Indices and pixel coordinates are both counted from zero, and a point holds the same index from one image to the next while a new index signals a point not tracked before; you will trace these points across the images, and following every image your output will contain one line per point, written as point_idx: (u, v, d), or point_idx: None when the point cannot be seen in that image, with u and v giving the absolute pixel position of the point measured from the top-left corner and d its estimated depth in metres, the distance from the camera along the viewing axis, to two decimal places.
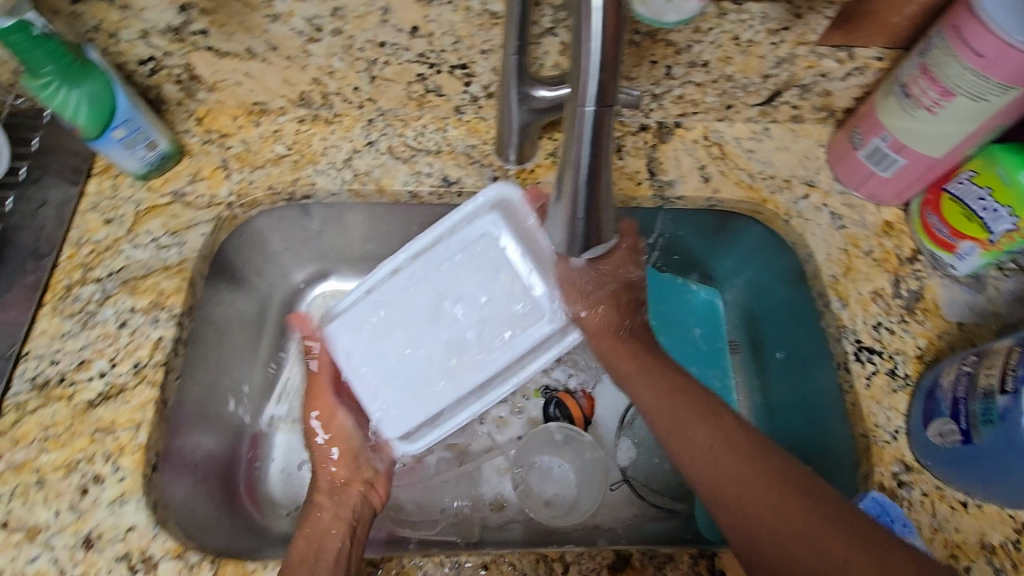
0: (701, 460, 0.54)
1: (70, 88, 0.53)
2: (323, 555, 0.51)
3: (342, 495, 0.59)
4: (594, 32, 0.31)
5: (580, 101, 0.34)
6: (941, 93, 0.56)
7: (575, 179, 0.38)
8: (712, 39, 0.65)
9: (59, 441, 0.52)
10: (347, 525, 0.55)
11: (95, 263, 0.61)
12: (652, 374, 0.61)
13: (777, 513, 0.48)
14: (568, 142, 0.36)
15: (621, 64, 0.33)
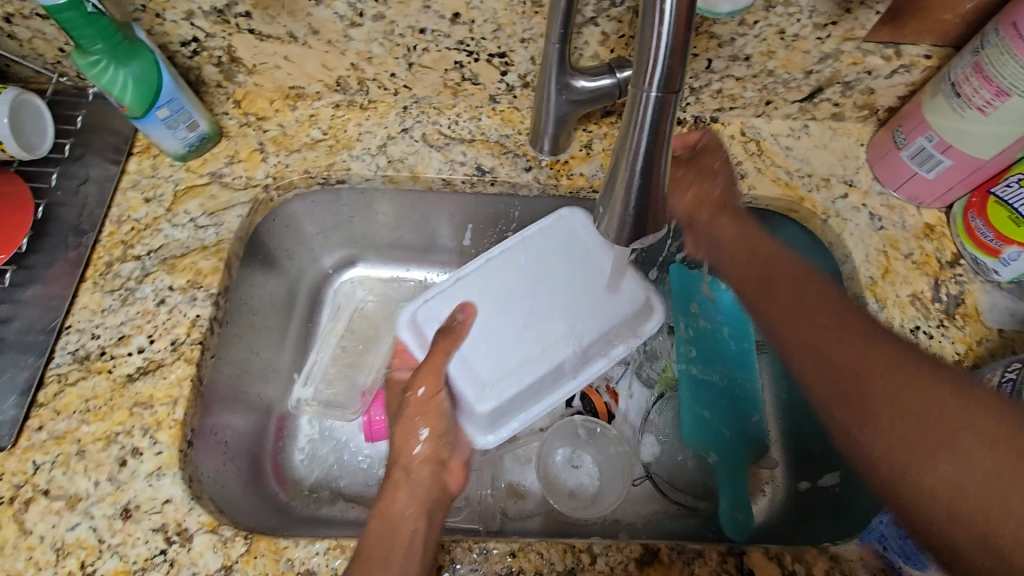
0: (791, 313, 0.54)
1: (118, 67, 0.54)
2: (399, 535, 0.49)
3: (416, 479, 0.55)
4: (666, 18, 0.32)
5: (644, 85, 0.35)
6: (995, 93, 0.55)
7: (632, 167, 0.37)
8: (756, 33, 0.64)
9: (99, 413, 0.53)
10: (422, 507, 0.52)
11: (135, 241, 0.62)
12: (742, 244, 0.61)
13: (866, 356, 0.47)
14: (627, 127, 0.36)
15: (688, 53, 0.34)
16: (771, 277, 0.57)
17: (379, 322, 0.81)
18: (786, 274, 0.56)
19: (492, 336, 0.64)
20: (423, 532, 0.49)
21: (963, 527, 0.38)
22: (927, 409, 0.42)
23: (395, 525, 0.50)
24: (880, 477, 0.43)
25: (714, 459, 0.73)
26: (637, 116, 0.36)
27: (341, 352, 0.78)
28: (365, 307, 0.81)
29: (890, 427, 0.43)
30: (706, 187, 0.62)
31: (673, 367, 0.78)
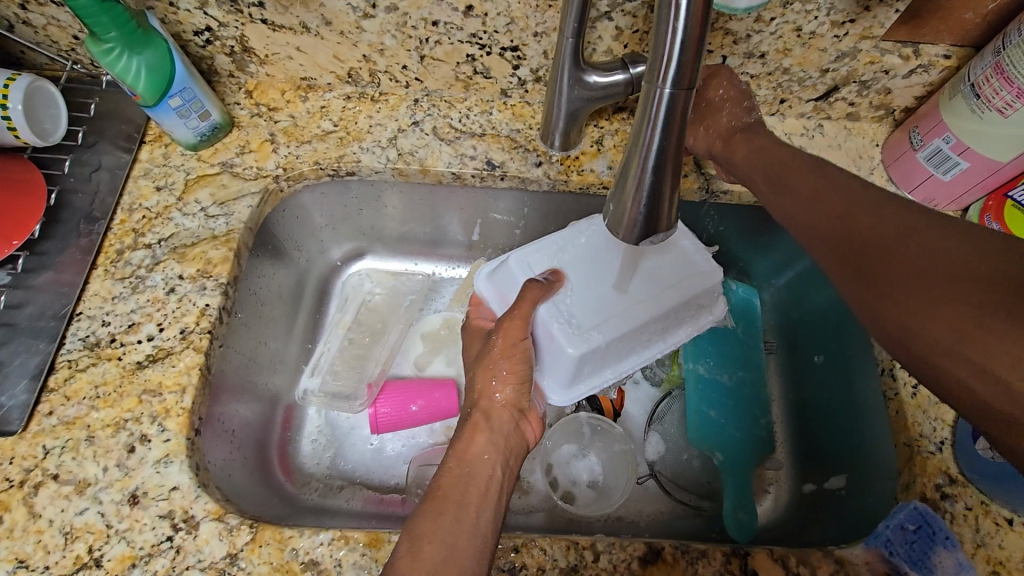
0: (790, 186, 0.53)
1: (132, 55, 0.54)
2: (476, 483, 0.47)
3: (494, 423, 0.53)
4: (682, 12, 0.32)
5: (658, 80, 0.34)
6: (1015, 94, 0.54)
7: (644, 163, 0.36)
8: (772, 30, 0.63)
9: (108, 400, 0.53)
10: (499, 453, 0.50)
11: (146, 229, 0.62)
12: (765, 155, 0.57)
13: (906, 219, 0.42)
14: (639, 123, 0.36)
15: (704, 48, 0.33)
16: (778, 170, 0.55)
17: (387, 315, 0.80)
18: (801, 173, 0.52)
19: (578, 288, 0.61)
20: (501, 481, 0.48)
21: (969, 371, 0.36)
22: (963, 268, 0.37)
23: (478, 469, 0.48)
24: (906, 351, 0.40)
25: (720, 459, 0.72)
26: (650, 112, 0.35)
27: (348, 344, 0.77)
28: (372, 300, 0.80)
29: (897, 297, 0.40)
30: (715, 118, 0.62)
31: (679, 366, 0.77)
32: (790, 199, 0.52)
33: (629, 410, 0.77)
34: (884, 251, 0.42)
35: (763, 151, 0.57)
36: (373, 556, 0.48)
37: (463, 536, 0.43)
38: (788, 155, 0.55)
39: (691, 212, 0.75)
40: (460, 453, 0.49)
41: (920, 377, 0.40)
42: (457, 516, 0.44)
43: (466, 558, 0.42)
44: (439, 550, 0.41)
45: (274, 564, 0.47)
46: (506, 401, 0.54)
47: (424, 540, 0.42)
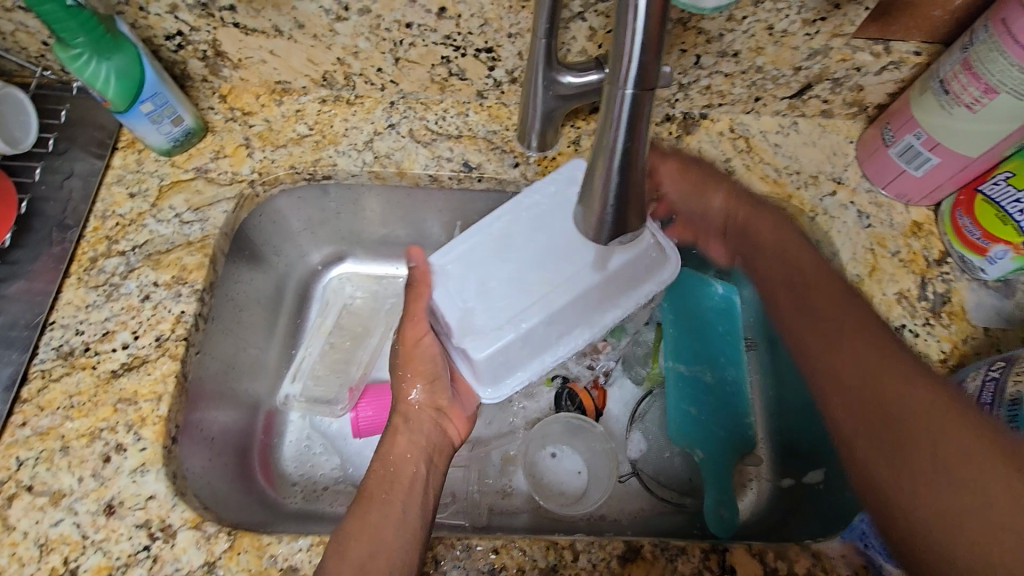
0: (797, 280, 0.62)
1: (101, 60, 0.53)
2: (400, 480, 0.53)
3: (414, 424, 0.58)
4: (640, 14, 0.32)
5: (620, 82, 0.34)
6: (984, 90, 0.54)
7: (610, 164, 0.37)
8: (745, 28, 0.64)
9: (83, 410, 0.53)
10: (422, 452, 0.56)
11: (119, 236, 0.61)
12: (790, 269, 0.63)
13: (931, 398, 0.48)
14: (604, 126, 0.36)
15: (663, 50, 0.34)
16: (790, 273, 0.63)
17: (368, 319, 0.81)
18: (813, 278, 0.60)
19: (492, 284, 0.60)
20: (423, 476, 0.54)
21: (953, 555, 0.43)
22: (973, 464, 0.44)
23: (401, 469, 0.54)
24: (890, 516, 0.47)
25: (700, 456, 0.74)
26: (613, 115, 0.35)
27: (329, 349, 0.78)
28: (353, 304, 0.81)
29: (913, 470, 0.47)
30: (713, 193, 0.67)
31: (661, 364, 0.77)
32: (798, 304, 0.61)
33: (610, 409, 0.78)
34: (906, 429, 0.48)
35: (778, 253, 0.64)
36: None
37: (389, 530, 0.48)
38: (797, 254, 0.62)
39: None
40: (385, 454, 0.55)
41: (896, 539, 0.47)
42: (383, 512, 0.49)
43: (391, 549, 0.47)
44: (364, 547, 0.47)
45: (252, 571, 0.47)
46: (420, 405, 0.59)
47: (351, 537, 0.47)
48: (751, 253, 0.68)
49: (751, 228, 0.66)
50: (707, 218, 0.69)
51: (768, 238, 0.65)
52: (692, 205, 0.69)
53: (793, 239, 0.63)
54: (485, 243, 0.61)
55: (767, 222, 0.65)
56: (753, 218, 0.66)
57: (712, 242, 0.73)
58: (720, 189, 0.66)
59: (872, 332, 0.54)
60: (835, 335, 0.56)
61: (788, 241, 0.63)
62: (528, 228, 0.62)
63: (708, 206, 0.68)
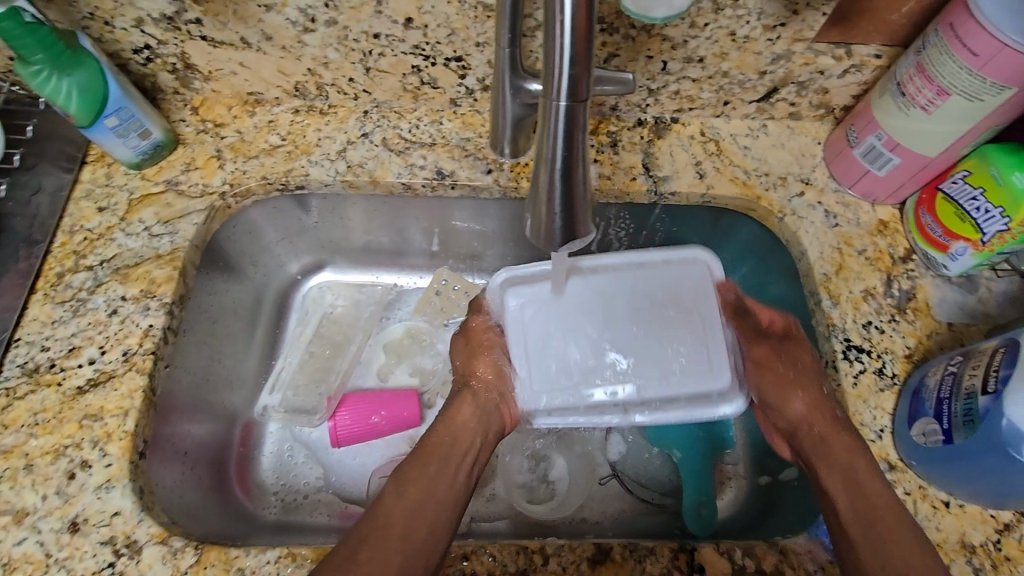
0: (844, 482, 0.53)
1: (61, 76, 0.53)
2: (458, 442, 0.58)
3: (482, 397, 0.62)
4: (565, 31, 0.34)
5: (553, 96, 0.37)
6: (936, 92, 0.55)
7: (550, 174, 0.39)
8: (708, 35, 0.65)
9: (47, 427, 0.52)
10: (480, 426, 0.60)
11: (87, 251, 0.61)
12: (839, 440, 0.55)
13: None
14: (542, 138, 0.38)
15: (591, 61, 0.36)
16: (847, 477, 0.53)
17: (349, 327, 0.80)
18: (868, 482, 0.52)
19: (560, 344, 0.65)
20: (478, 448, 0.59)
21: None
22: None
23: (461, 433, 0.59)
24: None
25: (678, 455, 0.74)
26: (550, 126, 0.38)
27: (309, 357, 0.77)
28: (334, 312, 0.81)
29: None
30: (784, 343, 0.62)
31: None
32: (847, 499, 0.52)
33: None
34: None
35: (847, 451, 0.54)
36: None
37: (443, 485, 0.53)
38: (855, 462, 0.53)
39: (643, 214, 0.77)
40: (449, 419, 0.60)
41: None
42: (438, 469, 0.54)
43: (444, 500, 0.52)
44: (420, 492, 0.52)
45: None
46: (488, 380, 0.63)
47: (409, 482, 0.52)
48: (796, 429, 0.59)
49: (824, 441, 0.56)
50: (784, 415, 0.60)
51: (832, 440, 0.55)
52: (771, 396, 0.61)
53: (842, 437, 0.55)
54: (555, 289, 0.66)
55: (824, 421, 0.57)
56: (836, 434, 0.56)
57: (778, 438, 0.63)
58: (809, 386, 0.59)
59: (914, 543, 0.48)
60: (880, 537, 0.49)
61: (833, 439, 0.55)
62: (604, 300, 0.66)
63: (806, 378, 0.59)
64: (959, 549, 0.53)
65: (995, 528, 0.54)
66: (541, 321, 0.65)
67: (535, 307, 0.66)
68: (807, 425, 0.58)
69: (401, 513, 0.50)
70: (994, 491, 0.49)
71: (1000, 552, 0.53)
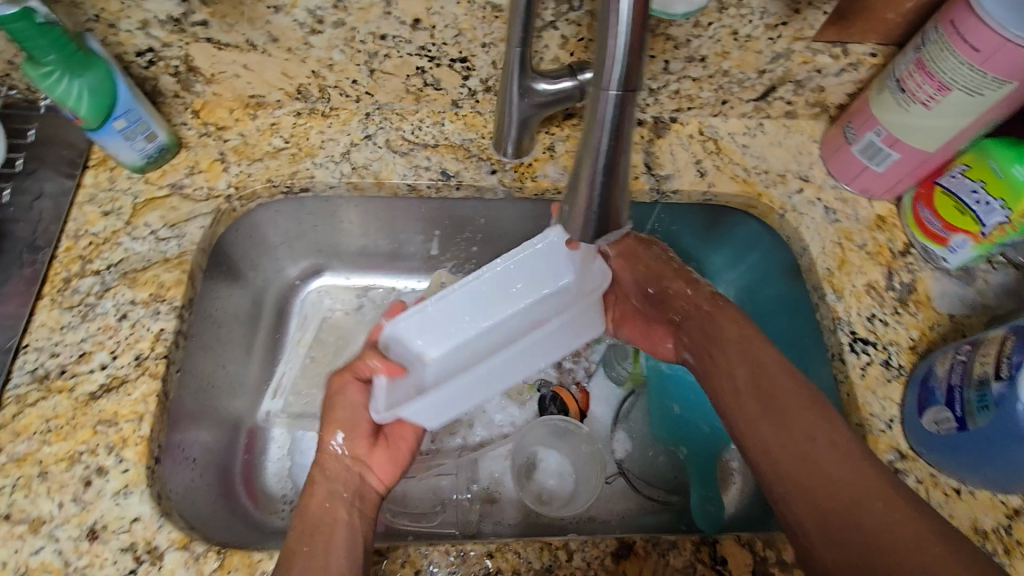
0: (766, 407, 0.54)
1: (72, 78, 0.52)
2: (321, 532, 0.50)
3: (330, 470, 0.55)
4: (624, 19, 0.35)
5: (605, 84, 0.37)
6: (937, 88, 0.57)
7: (596, 163, 0.39)
8: (711, 34, 0.66)
9: (61, 433, 0.51)
10: (350, 502, 0.53)
11: (94, 255, 0.60)
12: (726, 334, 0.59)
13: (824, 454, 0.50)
14: (589, 128, 0.38)
15: (643, 51, 0.36)
16: (771, 403, 0.54)
17: (349, 330, 0.81)
18: (796, 409, 0.53)
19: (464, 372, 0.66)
20: (345, 522, 0.51)
21: None
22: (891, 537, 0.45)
23: (318, 520, 0.50)
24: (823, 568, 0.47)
25: (685, 452, 0.76)
26: (599, 115, 0.38)
27: (310, 362, 0.79)
28: (333, 316, 0.81)
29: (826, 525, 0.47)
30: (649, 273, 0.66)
31: (642, 364, 0.80)
32: (771, 426, 0.53)
33: (594, 410, 0.79)
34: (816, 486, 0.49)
35: (741, 344, 0.58)
36: None
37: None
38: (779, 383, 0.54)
39: (643, 213, 0.78)
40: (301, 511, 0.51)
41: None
42: (304, 567, 0.46)
43: None
44: None
45: None
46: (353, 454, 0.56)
47: None
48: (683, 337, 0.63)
49: (743, 348, 0.58)
50: (668, 310, 0.65)
51: (739, 353, 0.57)
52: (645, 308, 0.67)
53: (750, 348, 0.57)
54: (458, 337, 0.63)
55: (728, 319, 0.60)
56: (719, 310, 0.61)
57: (659, 334, 0.66)
58: (676, 276, 0.64)
59: (810, 416, 0.52)
60: (816, 459, 0.50)
61: (752, 341, 0.58)
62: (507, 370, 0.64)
63: (677, 293, 0.64)
64: (972, 535, 0.54)
65: (1005, 513, 0.55)
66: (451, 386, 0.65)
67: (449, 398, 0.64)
68: (688, 309, 0.63)
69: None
70: (1006, 477, 0.51)
71: (1011, 537, 0.54)
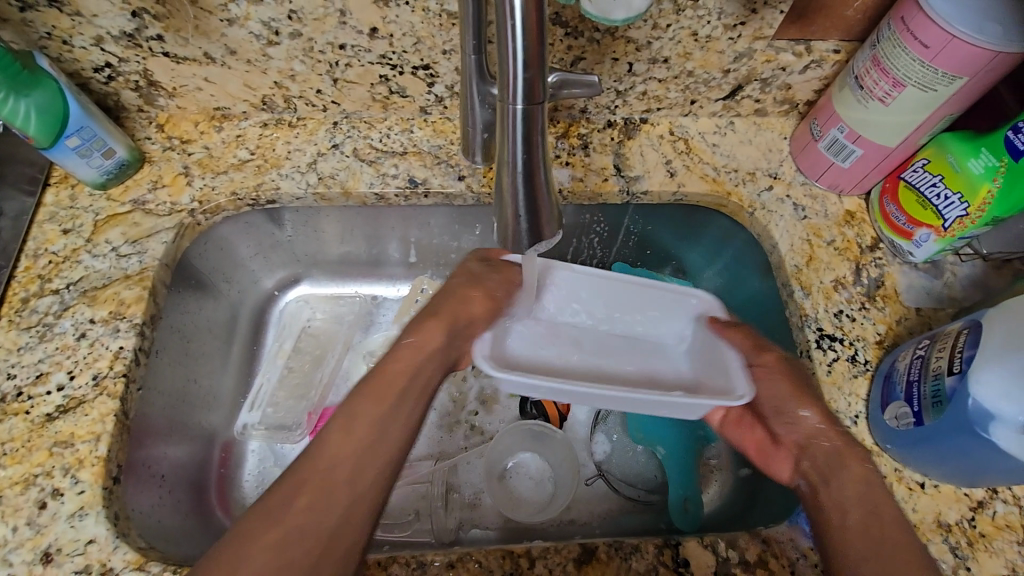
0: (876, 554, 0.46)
1: (17, 98, 0.52)
2: (415, 380, 0.55)
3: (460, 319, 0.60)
4: (518, 33, 0.35)
5: (510, 99, 0.38)
6: (892, 84, 0.57)
7: (513, 177, 0.40)
8: (671, 36, 0.66)
9: (15, 457, 0.51)
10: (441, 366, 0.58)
11: (53, 274, 0.60)
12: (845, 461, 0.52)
13: None
14: (502, 143, 0.40)
15: (545, 63, 0.37)
16: (882, 552, 0.46)
17: (326, 342, 0.79)
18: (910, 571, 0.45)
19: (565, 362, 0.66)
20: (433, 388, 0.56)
21: None
22: None
23: (410, 365, 0.55)
24: None
25: (662, 453, 0.74)
26: (509, 129, 0.39)
27: (287, 373, 0.77)
28: (313, 325, 0.80)
29: None
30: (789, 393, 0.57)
31: None
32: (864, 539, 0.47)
33: (573, 413, 0.79)
34: None
35: (864, 487, 0.50)
36: None
37: (390, 435, 0.50)
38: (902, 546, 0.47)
39: (617, 214, 0.78)
40: (419, 345, 0.57)
41: None
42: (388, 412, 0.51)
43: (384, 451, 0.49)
44: (368, 434, 0.49)
45: None
46: (478, 316, 0.60)
47: (356, 422, 0.50)
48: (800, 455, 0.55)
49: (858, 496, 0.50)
50: (792, 429, 0.56)
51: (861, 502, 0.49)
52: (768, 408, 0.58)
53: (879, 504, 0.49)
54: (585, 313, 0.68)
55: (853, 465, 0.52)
56: (850, 453, 0.52)
57: (776, 454, 0.58)
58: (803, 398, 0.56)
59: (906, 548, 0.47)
60: None
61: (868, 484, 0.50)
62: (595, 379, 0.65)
63: (796, 417, 0.56)
64: (935, 529, 0.54)
65: (969, 506, 0.55)
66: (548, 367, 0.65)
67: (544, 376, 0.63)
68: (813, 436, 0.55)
69: (347, 457, 0.48)
70: (970, 470, 0.51)
71: (976, 530, 0.54)
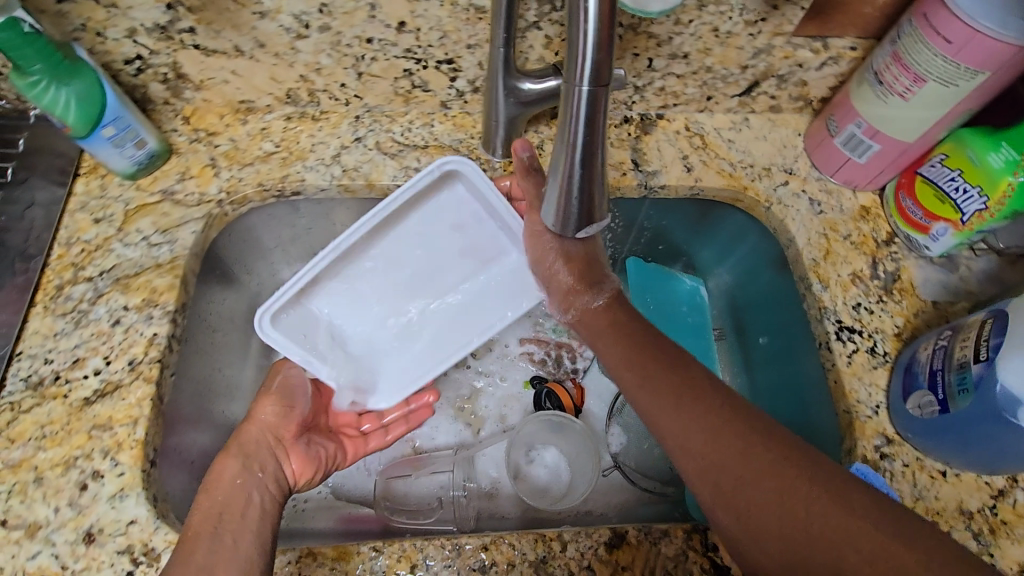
0: (770, 526, 0.45)
1: (59, 86, 0.53)
2: (229, 510, 0.52)
3: (249, 437, 0.60)
4: (589, 16, 0.36)
5: (576, 80, 0.39)
6: (913, 79, 0.58)
7: (571, 160, 0.43)
8: (692, 31, 0.67)
9: (56, 439, 0.52)
10: (258, 480, 0.57)
11: (86, 262, 0.61)
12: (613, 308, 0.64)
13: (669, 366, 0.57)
14: (564, 121, 0.41)
15: (613, 46, 0.38)
16: (639, 356, 0.59)
17: None
18: (653, 356, 0.58)
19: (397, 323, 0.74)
20: (258, 505, 0.54)
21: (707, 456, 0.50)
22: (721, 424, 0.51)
23: (230, 498, 0.54)
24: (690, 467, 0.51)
25: None
26: (571, 110, 0.40)
27: None
28: None
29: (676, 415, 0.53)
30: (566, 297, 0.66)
31: None
32: (625, 347, 0.61)
33: (588, 405, 0.81)
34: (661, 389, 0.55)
35: (615, 327, 0.63)
36: (342, 568, 0.50)
37: (222, 567, 0.47)
38: (656, 351, 0.59)
39: (633, 209, 0.79)
40: (214, 483, 0.55)
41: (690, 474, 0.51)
42: (210, 548, 0.48)
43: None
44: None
45: None
46: (273, 424, 0.63)
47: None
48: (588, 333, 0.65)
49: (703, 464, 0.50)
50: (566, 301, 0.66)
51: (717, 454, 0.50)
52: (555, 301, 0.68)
53: (733, 441, 0.49)
54: (372, 263, 0.72)
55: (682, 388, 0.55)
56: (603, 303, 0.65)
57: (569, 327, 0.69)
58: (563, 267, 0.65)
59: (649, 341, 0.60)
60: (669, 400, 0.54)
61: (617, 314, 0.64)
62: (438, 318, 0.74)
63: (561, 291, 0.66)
64: (958, 516, 0.55)
65: (991, 494, 0.56)
66: (388, 338, 0.74)
67: (399, 343, 0.74)
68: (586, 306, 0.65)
69: None
70: (993, 456, 0.52)
71: (997, 517, 0.55)
